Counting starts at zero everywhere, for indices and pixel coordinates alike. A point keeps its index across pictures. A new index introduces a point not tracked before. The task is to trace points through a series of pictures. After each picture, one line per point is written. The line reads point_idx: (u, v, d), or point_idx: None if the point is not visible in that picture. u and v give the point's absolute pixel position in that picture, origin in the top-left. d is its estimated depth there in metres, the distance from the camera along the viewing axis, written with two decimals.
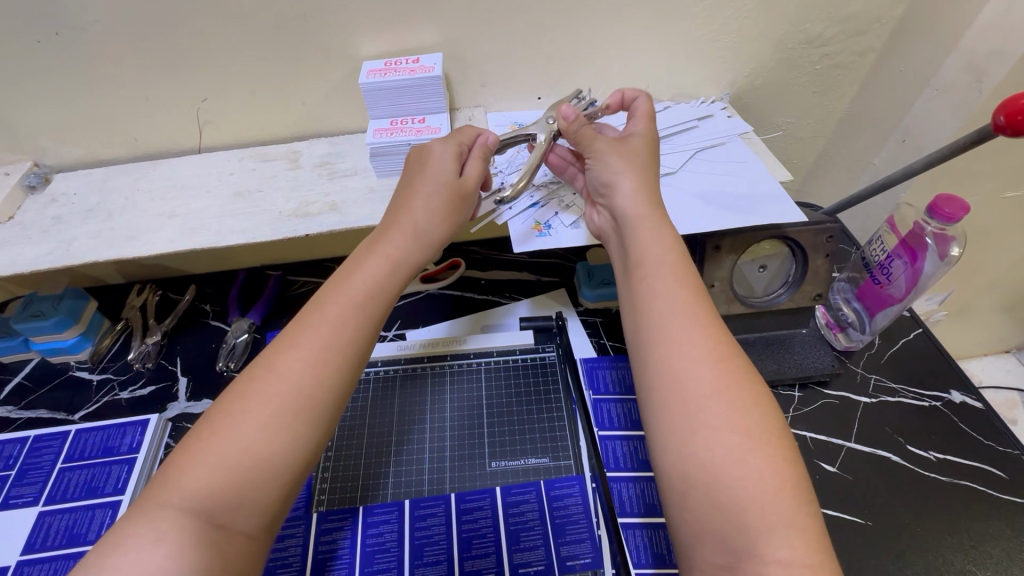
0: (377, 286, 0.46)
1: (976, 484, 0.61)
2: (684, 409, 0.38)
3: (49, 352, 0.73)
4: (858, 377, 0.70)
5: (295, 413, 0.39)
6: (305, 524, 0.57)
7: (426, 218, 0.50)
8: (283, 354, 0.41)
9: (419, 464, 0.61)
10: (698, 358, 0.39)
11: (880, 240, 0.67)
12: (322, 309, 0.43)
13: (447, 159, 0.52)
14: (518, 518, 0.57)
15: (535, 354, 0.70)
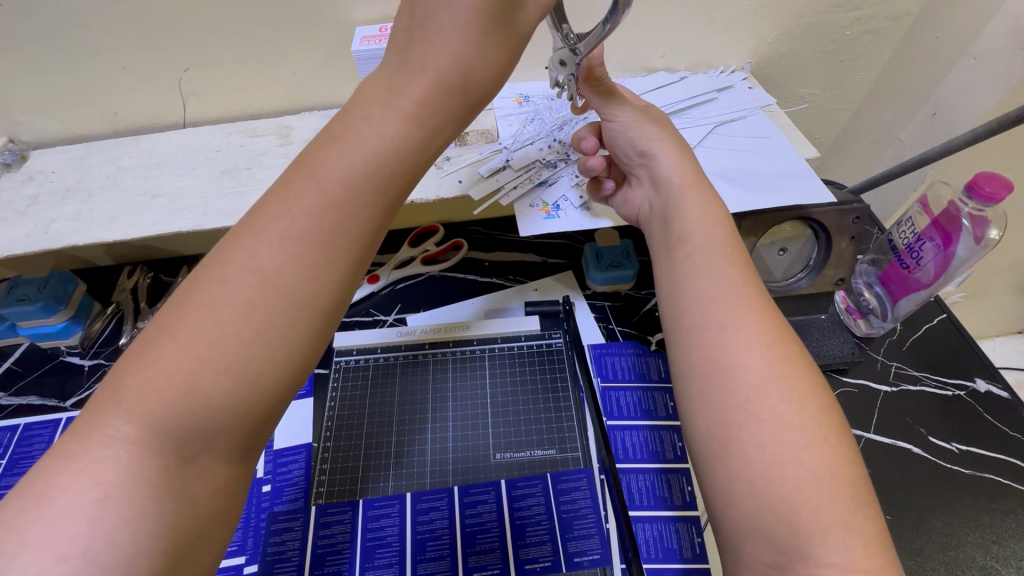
0: (389, 169, 0.35)
1: (1000, 476, 0.59)
2: (734, 398, 0.35)
3: (37, 337, 0.70)
4: (878, 365, 0.67)
5: (265, 319, 0.32)
6: (304, 516, 0.56)
7: (465, 53, 0.35)
8: (259, 239, 0.33)
9: (422, 455, 0.59)
10: (755, 342, 0.36)
11: (908, 220, 0.63)
12: (315, 187, 0.34)
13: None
14: (524, 514, 0.55)
15: (542, 340, 0.67)
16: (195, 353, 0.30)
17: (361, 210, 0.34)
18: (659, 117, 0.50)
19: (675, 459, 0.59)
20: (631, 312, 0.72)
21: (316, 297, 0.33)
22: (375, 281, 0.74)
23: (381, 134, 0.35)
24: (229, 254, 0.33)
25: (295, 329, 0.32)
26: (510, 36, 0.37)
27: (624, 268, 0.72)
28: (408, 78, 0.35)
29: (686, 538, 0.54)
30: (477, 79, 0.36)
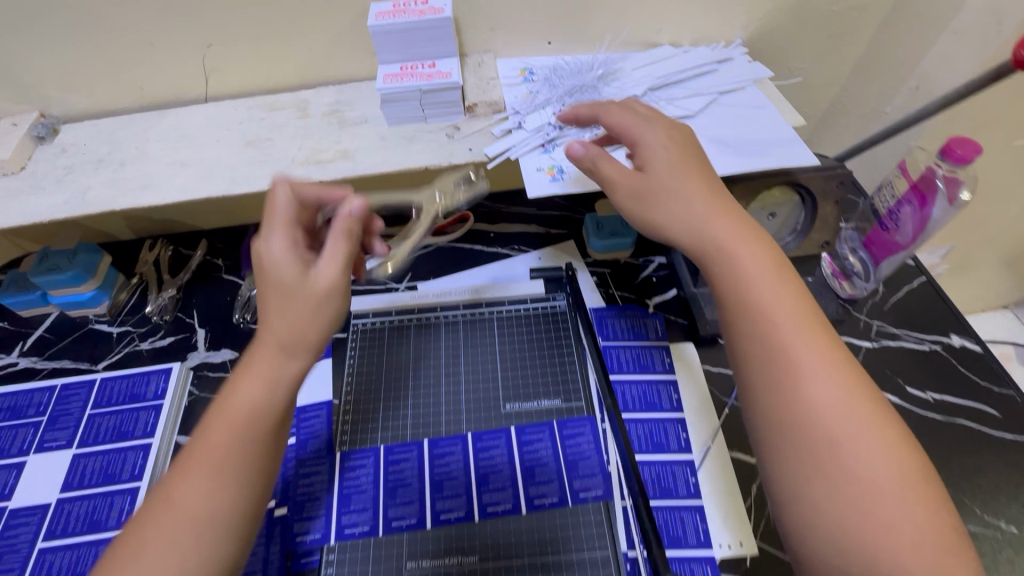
0: (257, 411, 0.42)
1: (971, 421, 0.64)
2: (808, 435, 0.39)
3: (69, 305, 0.74)
4: (861, 324, 0.72)
5: (191, 540, 0.39)
6: (329, 462, 0.60)
7: (289, 320, 0.44)
8: (182, 477, 0.40)
9: (438, 406, 0.64)
10: (828, 385, 0.40)
11: (889, 186, 0.67)
12: (212, 431, 0.42)
13: (281, 253, 0.45)
14: (532, 456, 0.60)
15: (546, 303, 0.71)
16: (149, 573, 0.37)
17: (246, 448, 0.42)
18: (673, 157, 0.48)
19: (670, 409, 0.64)
20: (629, 278, 0.77)
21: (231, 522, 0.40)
22: None
23: (245, 395, 0.43)
24: (159, 491, 0.41)
25: (219, 539, 0.40)
26: (315, 300, 0.45)
27: (622, 236, 0.77)
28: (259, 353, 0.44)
29: (681, 478, 0.60)
30: (307, 336, 0.44)
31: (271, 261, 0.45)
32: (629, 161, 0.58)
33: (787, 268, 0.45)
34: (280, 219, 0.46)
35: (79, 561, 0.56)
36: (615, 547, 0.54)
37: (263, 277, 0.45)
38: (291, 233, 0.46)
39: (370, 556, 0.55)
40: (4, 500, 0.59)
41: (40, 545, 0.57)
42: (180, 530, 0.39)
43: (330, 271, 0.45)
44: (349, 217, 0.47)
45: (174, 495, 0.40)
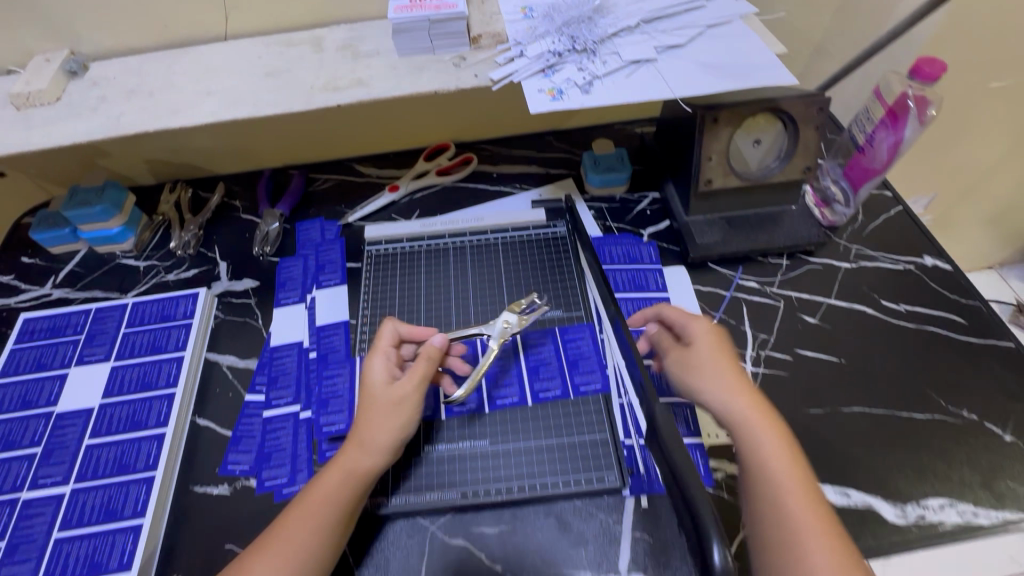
0: (333, 499, 0.50)
1: (940, 329, 0.69)
2: (784, 524, 0.44)
3: (98, 240, 0.79)
4: (841, 248, 0.77)
5: None
6: (350, 367, 0.66)
7: (371, 424, 0.53)
8: (259, 557, 0.47)
9: (450, 318, 0.69)
10: (811, 523, 0.44)
11: (864, 113, 0.71)
12: (287, 524, 0.49)
13: (380, 378, 0.56)
14: (536, 355, 0.65)
15: (548, 229, 0.76)
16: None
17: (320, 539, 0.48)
18: (711, 336, 0.56)
19: None
20: (625, 212, 0.82)
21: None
22: (396, 191, 0.84)
23: (325, 488, 0.51)
24: (238, 565, 0.47)
25: None
26: (389, 410, 0.54)
27: (618, 172, 0.82)
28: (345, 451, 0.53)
29: None
30: (383, 439, 0.53)
31: (373, 385, 0.56)
32: (626, 81, 0.62)
33: (772, 412, 0.51)
34: (381, 364, 0.57)
35: (125, 453, 0.60)
36: (611, 430, 0.60)
37: (363, 383, 0.56)
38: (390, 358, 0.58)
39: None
40: (51, 406, 0.64)
41: (87, 442, 0.61)
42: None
43: (412, 377, 0.55)
44: (430, 357, 0.57)
45: (252, 570, 0.46)
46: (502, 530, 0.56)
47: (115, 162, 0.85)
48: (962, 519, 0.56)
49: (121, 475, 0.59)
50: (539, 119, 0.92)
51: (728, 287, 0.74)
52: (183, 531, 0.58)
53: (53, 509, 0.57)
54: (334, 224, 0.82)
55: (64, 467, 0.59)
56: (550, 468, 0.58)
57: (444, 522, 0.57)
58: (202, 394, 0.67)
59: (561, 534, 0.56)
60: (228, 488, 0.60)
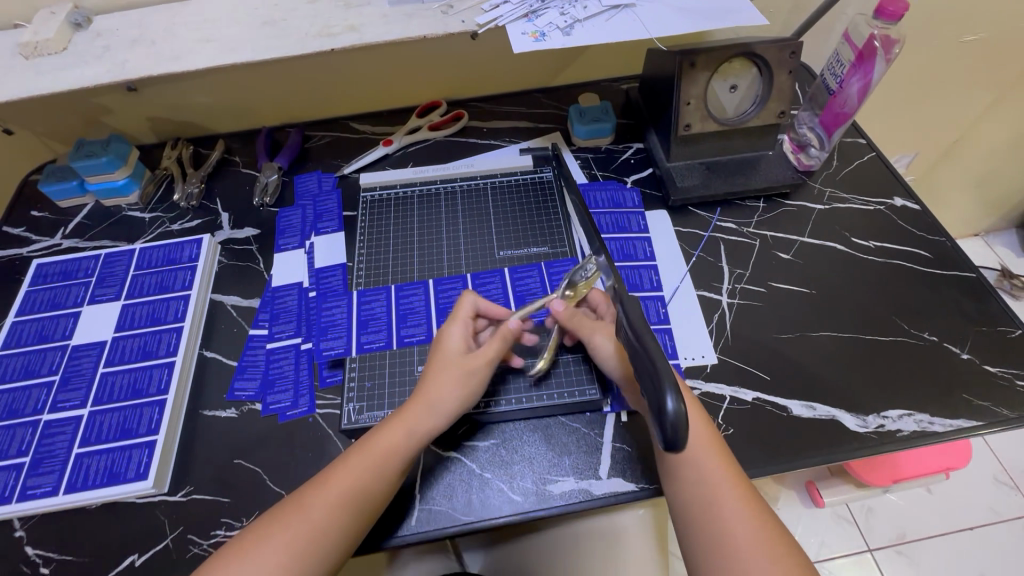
0: (393, 450, 0.54)
1: (906, 262, 0.73)
2: (721, 539, 0.47)
3: (105, 193, 0.82)
4: (815, 190, 0.81)
5: (316, 544, 0.48)
6: (348, 299, 0.70)
7: (440, 386, 0.57)
8: (315, 490, 0.51)
9: (442, 255, 0.73)
10: (747, 533, 0.47)
11: (836, 58, 0.74)
12: (345, 464, 0.53)
13: (456, 346, 0.59)
14: (523, 286, 0.69)
15: (534, 174, 0.81)
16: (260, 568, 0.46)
17: (371, 483, 0.52)
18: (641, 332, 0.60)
19: (644, 258, 0.74)
20: (609, 161, 0.85)
21: (342, 531, 0.50)
22: (390, 144, 0.87)
23: (386, 439, 0.54)
24: (292, 501, 0.51)
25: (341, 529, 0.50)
26: (457, 377, 0.57)
27: (603, 122, 0.85)
28: (410, 406, 0.56)
29: (653, 309, 0.69)
30: (447, 403, 0.56)
31: (450, 348, 0.59)
32: (605, 24, 0.65)
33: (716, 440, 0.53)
34: (460, 332, 0.60)
35: (138, 380, 0.64)
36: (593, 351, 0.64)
37: (438, 346, 0.60)
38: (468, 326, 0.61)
39: (386, 363, 0.65)
40: (66, 339, 0.68)
41: (102, 370, 0.65)
42: (316, 518, 0.49)
43: (487, 350, 0.58)
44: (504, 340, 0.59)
45: (306, 502, 0.50)
46: (492, 443, 0.61)
47: (118, 119, 0.89)
48: (918, 427, 0.60)
49: (134, 398, 0.63)
50: (527, 76, 0.95)
51: (707, 228, 0.78)
52: (195, 448, 0.62)
53: (73, 428, 0.61)
54: (330, 176, 0.85)
55: (81, 392, 0.63)
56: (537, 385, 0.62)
57: (438, 437, 0.61)
58: (208, 330, 0.71)
59: (546, 444, 0.60)
60: (236, 411, 0.64)
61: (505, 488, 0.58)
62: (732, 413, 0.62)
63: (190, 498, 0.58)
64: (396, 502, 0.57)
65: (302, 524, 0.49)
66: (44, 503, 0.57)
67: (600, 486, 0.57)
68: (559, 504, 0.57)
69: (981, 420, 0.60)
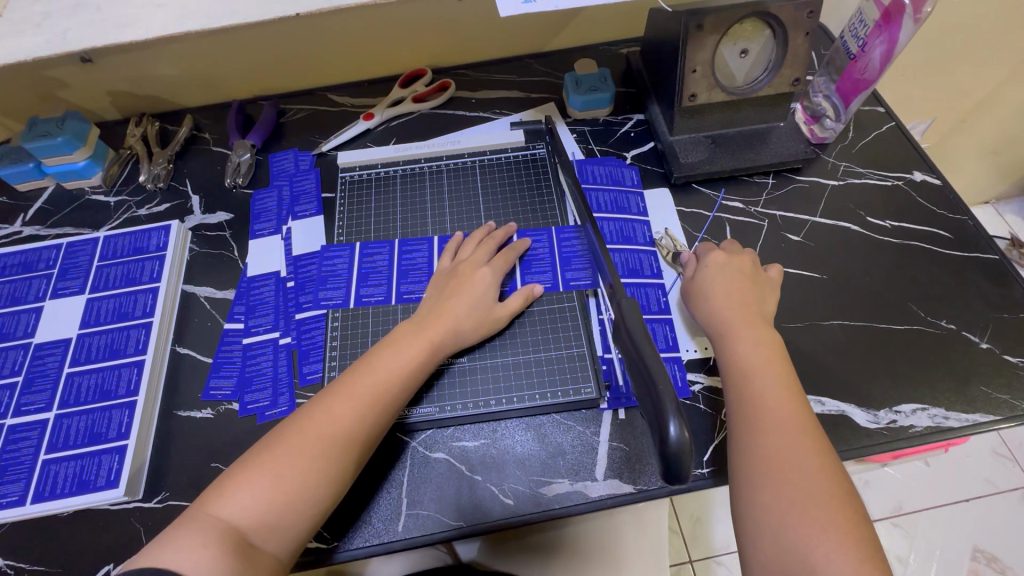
0: (411, 367, 0.54)
1: (925, 243, 0.68)
2: (761, 447, 0.47)
3: (65, 176, 0.77)
4: (829, 165, 0.75)
5: (332, 455, 0.48)
6: (343, 291, 0.65)
7: (465, 317, 0.58)
8: (341, 401, 0.50)
9: (439, 219, 0.70)
10: (792, 444, 0.46)
11: (859, 17, 0.66)
12: (369, 378, 0.52)
13: (486, 283, 0.60)
14: (529, 250, 0.66)
15: (526, 151, 0.75)
16: (287, 479, 0.46)
17: (395, 396, 0.52)
18: (732, 270, 0.60)
19: (644, 242, 0.69)
20: (608, 134, 0.79)
21: (366, 442, 0.50)
22: (371, 118, 0.80)
23: (408, 353, 0.54)
24: (312, 410, 0.50)
25: (354, 446, 0.49)
26: (482, 315, 0.59)
27: (601, 92, 0.79)
28: (428, 323, 0.56)
29: (654, 298, 0.65)
30: (463, 327, 0.57)
31: (477, 282, 0.60)
32: None
33: (780, 361, 0.52)
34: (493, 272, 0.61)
35: (106, 380, 0.61)
36: (591, 342, 0.61)
37: (469, 279, 0.60)
38: (498, 269, 0.62)
39: (368, 320, 0.63)
40: (29, 337, 0.64)
41: (67, 370, 0.61)
42: (334, 427, 0.49)
43: (513, 301, 0.60)
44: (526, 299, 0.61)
45: (331, 413, 0.50)
46: (481, 443, 0.57)
47: (75, 94, 0.82)
48: (932, 422, 0.57)
49: (103, 400, 0.59)
50: (517, 40, 0.87)
51: (712, 208, 0.72)
52: (169, 451, 0.59)
53: (39, 433, 0.58)
54: (307, 155, 0.79)
55: (46, 394, 0.60)
56: (535, 382, 0.59)
57: (424, 438, 0.58)
58: (181, 324, 0.67)
59: (539, 445, 0.57)
60: (212, 412, 0.61)
61: (496, 492, 0.55)
62: None
63: (166, 504, 0.56)
64: (381, 507, 0.54)
65: (319, 430, 0.49)
66: (11, 513, 0.54)
67: (597, 488, 0.54)
68: (552, 507, 0.54)
69: (998, 415, 0.57)
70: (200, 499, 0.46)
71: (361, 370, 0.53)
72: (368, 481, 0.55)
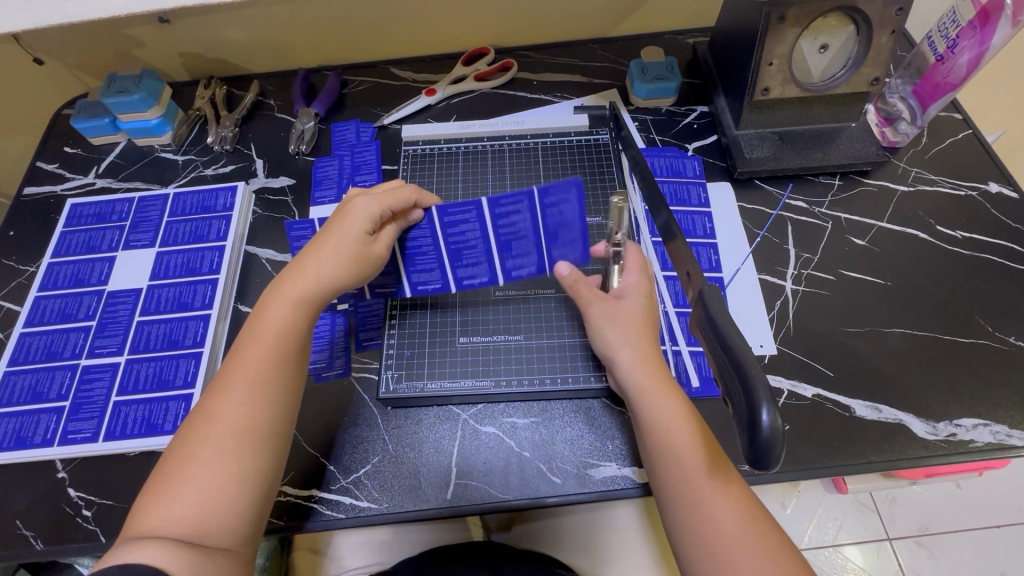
0: (290, 328, 0.51)
1: (996, 256, 0.66)
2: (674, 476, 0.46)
3: (138, 132, 0.79)
4: (900, 170, 0.73)
5: (238, 442, 0.46)
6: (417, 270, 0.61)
7: (334, 262, 0.53)
8: (224, 394, 0.47)
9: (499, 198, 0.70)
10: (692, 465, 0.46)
11: (951, 15, 0.64)
12: (247, 362, 0.49)
13: (364, 221, 0.55)
14: (508, 227, 0.57)
15: (589, 135, 0.75)
16: (200, 480, 0.44)
17: (280, 367, 0.49)
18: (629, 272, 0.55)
19: (703, 236, 0.68)
20: (670, 125, 0.78)
21: (269, 421, 0.48)
22: (433, 94, 0.81)
23: (280, 317, 0.51)
24: (201, 410, 0.47)
25: (256, 438, 0.46)
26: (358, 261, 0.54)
27: (667, 81, 0.77)
28: (292, 279, 0.53)
29: None
30: (331, 275, 0.53)
31: (344, 222, 0.54)
32: None
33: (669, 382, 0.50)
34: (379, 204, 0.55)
35: (174, 331, 0.63)
36: (576, 330, 0.61)
37: (344, 214, 0.55)
38: (380, 200, 0.55)
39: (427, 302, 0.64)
40: (102, 285, 0.67)
41: (137, 318, 0.64)
42: (228, 421, 0.46)
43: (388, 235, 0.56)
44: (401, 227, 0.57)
45: (218, 409, 0.47)
46: (532, 421, 0.58)
47: (149, 53, 0.84)
48: (994, 439, 0.56)
49: (171, 349, 0.62)
50: (582, 24, 0.87)
51: (775, 206, 0.71)
52: None
53: (110, 375, 0.61)
54: (369, 127, 0.80)
55: (118, 339, 0.63)
56: (547, 367, 0.60)
57: (476, 411, 0.59)
58: (243, 283, 0.69)
59: (589, 427, 0.58)
60: None
61: (544, 469, 0.56)
62: (790, 408, 0.58)
63: None
64: (429, 474, 0.56)
65: (220, 428, 0.46)
66: (84, 449, 0.57)
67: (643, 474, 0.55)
68: (598, 489, 0.55)
69: None
70: (128, 524, 0.43)
71: (234, 358, 0.49)
72: (420, 450, 0.57)
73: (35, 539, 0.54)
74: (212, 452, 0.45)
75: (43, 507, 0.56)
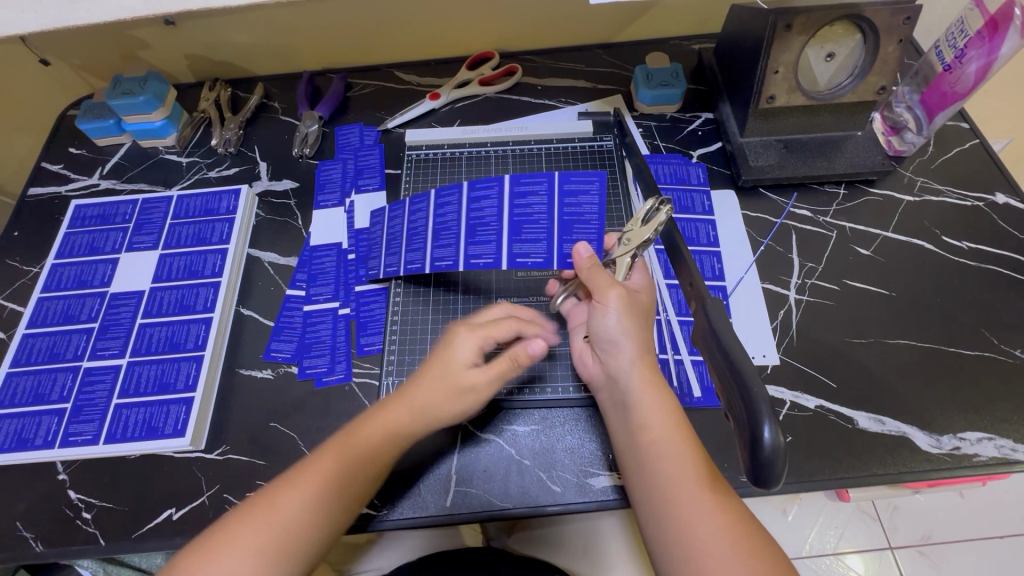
0: (372, 454, 0.50)
1: (1003, 268, 0.65)
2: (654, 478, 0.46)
3: (142, 134, 0.79)
4: (906, 179, 0.73)
5: (286, 541, 0.45)
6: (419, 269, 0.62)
7: (434, 394, 0.52)
8: (290, 490, 0.47)
9: None
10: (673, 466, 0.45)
11: (959, 24, 0.63)
12: (328, 466, 0.48)
13: (465, 356, 0.53)
14: (524, 210, 0.61)
15: (593, 142, 0.75)
16: (236, 563, 0.44)
17: (349, 486, 0.48)
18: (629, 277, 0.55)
19: (707, 244, 0.68)
20: (674, 131, 0.78)
21: (321, 530, 0.47)
22: (437, 98, 0.81)
23: (366, 441, 0.50)
24: (263, 495, 0.47)
25: (306, 538, 0.46)
26: (456, 390, 0.52)
27: (671, 87, 0.77)
28: (389, 409, 0.51)
29: None
30: (428, 405, 0.52)
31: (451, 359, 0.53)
32: None
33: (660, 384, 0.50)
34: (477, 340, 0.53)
35: (176, 333, 0.63)
36: None
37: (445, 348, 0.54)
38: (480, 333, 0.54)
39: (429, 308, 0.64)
40: (105, 287, 0.67)
41: (140, 321, 0.64)
42: (285, 516, 0.46)
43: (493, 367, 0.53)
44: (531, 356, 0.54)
45: (279, 501, 0.46)
46: (533, 429, 0.58)
47: (154, 55, 0.84)
48: (998, 454, 0.55)
49: (173, 352, 0.62)
50: (587, 29, 0.86)
51: (779, 215, 0.71)
52: (231, 407, 0.61)
53: (112, 377, 0.61)
54: (373, 130, 0.80)
55: (120, 342, 0.63)
56: (549, 375, 0.60)
57: (476, 418, 0.59)
58: (245, 286, 0.69)
59: (590, 436, 0.57)
60: (272, 372, 0.63)
61: (544, 478, 0.55)
62: (792, 419, 0.58)
63: (227, 458, 0.58)
64: (428, 482, 0.56)
65: (273, 521, 0.46)
66: (85, 452, 0.57)
67: None
68: (597, 500, 0.54)
69: None
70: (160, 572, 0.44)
71: (317, 457, 0.49)
72: (418, 456, 0.57)
73: (35, 541, 0.55)
74: (259, 538, 0.45)
75: (43, 509, 0.56)
